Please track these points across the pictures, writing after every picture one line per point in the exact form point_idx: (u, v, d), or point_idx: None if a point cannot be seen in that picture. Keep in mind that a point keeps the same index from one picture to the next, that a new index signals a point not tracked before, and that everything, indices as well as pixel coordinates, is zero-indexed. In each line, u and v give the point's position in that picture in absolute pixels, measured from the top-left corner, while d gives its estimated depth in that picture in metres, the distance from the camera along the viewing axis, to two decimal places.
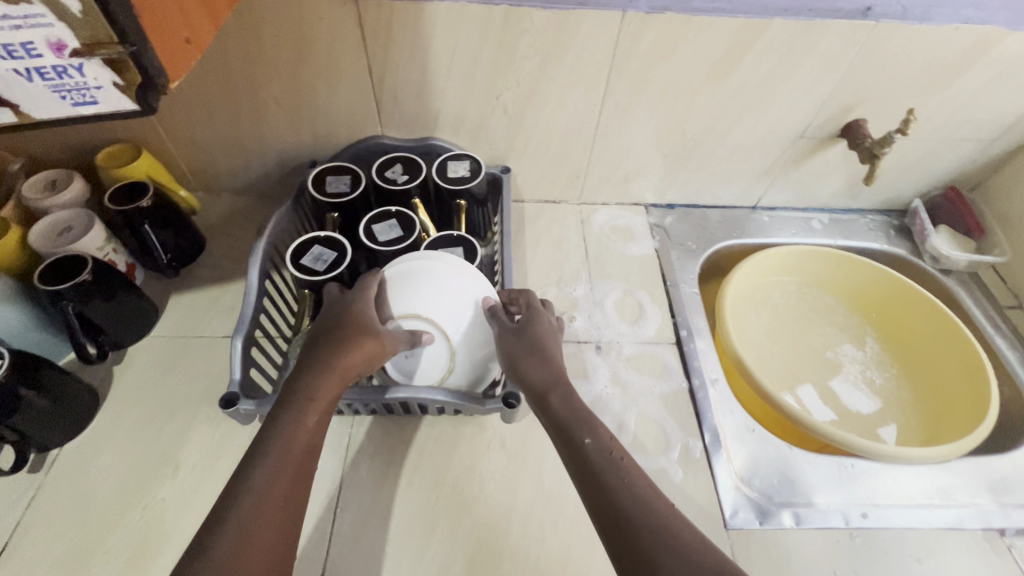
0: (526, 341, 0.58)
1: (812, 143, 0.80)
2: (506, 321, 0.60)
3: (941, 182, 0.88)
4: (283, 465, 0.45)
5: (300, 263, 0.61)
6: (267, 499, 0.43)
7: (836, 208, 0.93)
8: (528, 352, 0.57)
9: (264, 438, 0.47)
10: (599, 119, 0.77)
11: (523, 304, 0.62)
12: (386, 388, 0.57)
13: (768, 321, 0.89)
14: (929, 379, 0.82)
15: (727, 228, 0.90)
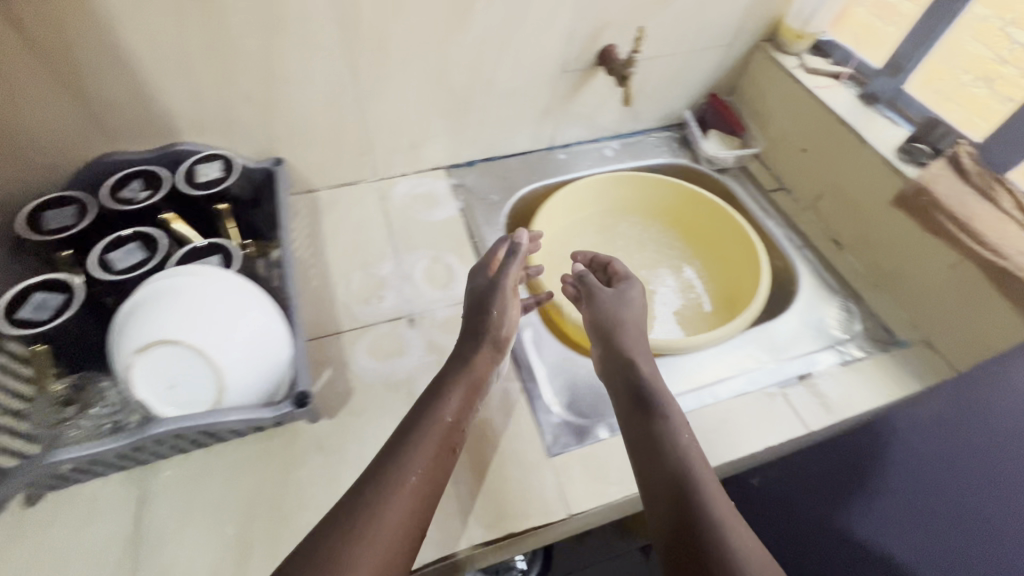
0: (627, 304, 0.68)
1: (576, 75, 0.84)
2: (598, 286, 0.71)
3: (702, 92, 0.97)
4: (427, 460, 0.48)
5: (16, 319, 0.52)
6: (397, 497, 0.46)
7: (624, 132, 0.98)
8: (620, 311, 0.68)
9: (412, 429, 0.51)
10: (359, 89, 0.73)
11: (619, 274, 0.73)
12: (147, 424, 0.51)
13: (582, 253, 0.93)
14: (722, 268, 0.91)
15: (527, 173, 0.92)
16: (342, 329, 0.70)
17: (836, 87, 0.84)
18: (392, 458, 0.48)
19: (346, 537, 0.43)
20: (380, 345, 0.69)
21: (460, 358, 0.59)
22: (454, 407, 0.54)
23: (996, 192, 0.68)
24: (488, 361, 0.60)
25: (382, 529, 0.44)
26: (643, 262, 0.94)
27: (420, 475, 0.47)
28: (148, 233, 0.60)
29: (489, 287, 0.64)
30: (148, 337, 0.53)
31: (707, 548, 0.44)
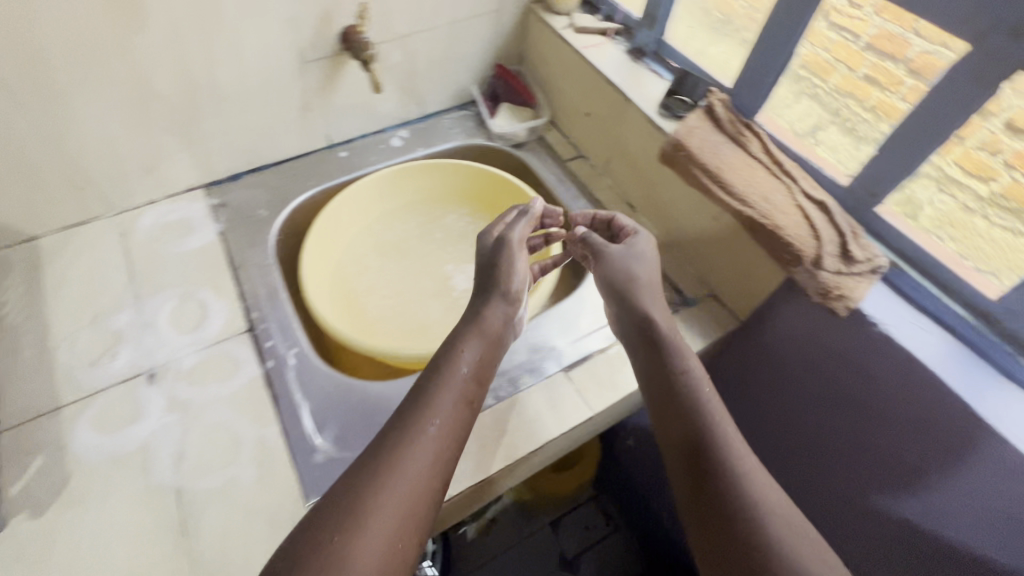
0: (646, 259, 0.63)
1: (323, 64, 0.74)
2: (603, 244, 0.65)
3: (486, 63, 0.91)
4: (426, 458, 0.44)
5: None
6: (401, 495, 0.42)
7: (413, 119, 0.91)
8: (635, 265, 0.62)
9: (413, 414, 0.47)
10: (31, 113, 0.61)
11: (624, 229, 0.68)
12: None
13: (378, 256, 0.84)
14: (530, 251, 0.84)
15: (303, 179, 0.83)
16: (61, 403, 0.59)
17: (604, 45, 0.81)
18: (384, 435, 0.46)
19: (342, 514, 0.40)
20: (110, 414, 0.59)
21: (477, 315, 0.57)
22: (473, 355, 0.53)
23: (745, 137, 0.67)
24: (502, 313, 0.58)
25: (388, 506, 0.41)
26: (447, 255, 0.85)
27: (433, 433, 0.46)
28: None
29: (496, 247, 0.62)
30: None
31: (716, 468, 0.46)
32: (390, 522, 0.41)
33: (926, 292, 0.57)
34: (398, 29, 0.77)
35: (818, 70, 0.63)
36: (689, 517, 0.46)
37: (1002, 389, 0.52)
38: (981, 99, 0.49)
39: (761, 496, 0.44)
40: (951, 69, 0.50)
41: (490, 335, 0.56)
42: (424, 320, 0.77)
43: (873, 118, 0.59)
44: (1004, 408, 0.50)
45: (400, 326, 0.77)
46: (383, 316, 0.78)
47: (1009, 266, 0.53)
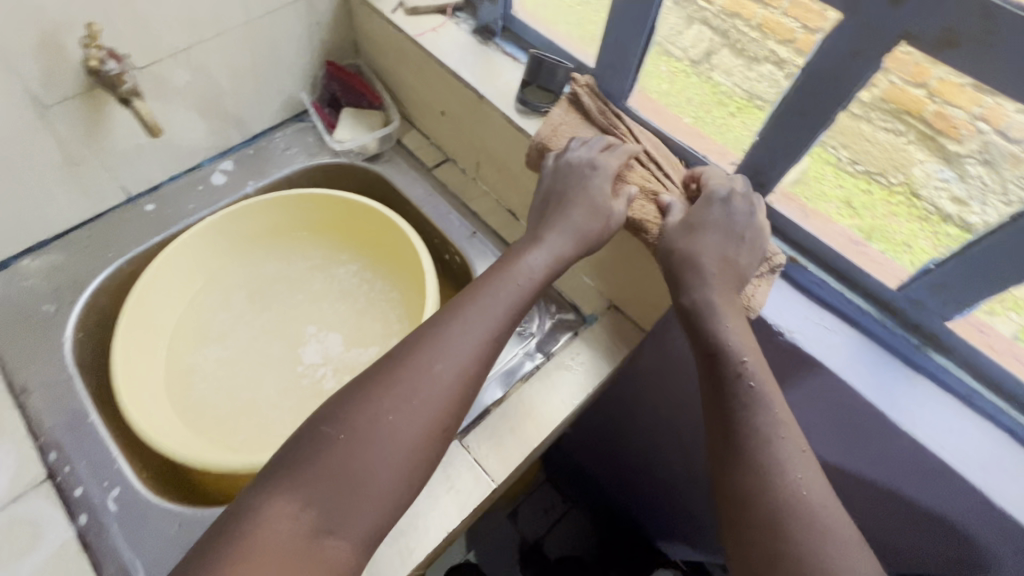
0: (719, 236, 0.49)
1: (75, 106, 0.56)
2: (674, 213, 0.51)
3: (314, 63, 0.74)
4: (460, 377, 0.44)
5: None
6: (433, 412, 0.42)
7: (236, 145, 0.74)
8: (715, 231, 0.49)
9: (461, 316, 0.46)
10: None
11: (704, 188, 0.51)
12: None
13: (218, 322, 0.68)
14: (405, 283, 0.71)
15: (100, 250, 0.65)
16: None
17: (444, 27, 0.67)
18: (438, 335, 0.45)
19: (379, 395, 0.42)
20: None
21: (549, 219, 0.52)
22: (544, 261, 0.50)
23: (618, 130, 0.57)
24: (562, 229, 0.51)
25: (415, 412, 0.42)
26: (306, 303, 0.70)
27: (472, 343, 0.45)
28: None
29: (575, 164, 0.53)
30: None
31: (717, 340, 0.47)
32: (416, 423, 0.41)
33: (830, 289, 0.52)
34: (169, 42, 0.59)
35: (688, 45, 0.55)
36: (716, 501, 0.44)
37: (913, 386, 0.48)
38: (861, 76, 0.41)
39: (776, 459, 0.42)
40: (825, 41, 0.42)
41: (553, 235, 0.51)
42: (292, 392, 0.64)
43: (760, 36, 0.49)
44: (915, 406, 0.48)
45: (261, 408, 0.63)
46: (236, 400, 0.63)
47: (894, 169, 0.47)
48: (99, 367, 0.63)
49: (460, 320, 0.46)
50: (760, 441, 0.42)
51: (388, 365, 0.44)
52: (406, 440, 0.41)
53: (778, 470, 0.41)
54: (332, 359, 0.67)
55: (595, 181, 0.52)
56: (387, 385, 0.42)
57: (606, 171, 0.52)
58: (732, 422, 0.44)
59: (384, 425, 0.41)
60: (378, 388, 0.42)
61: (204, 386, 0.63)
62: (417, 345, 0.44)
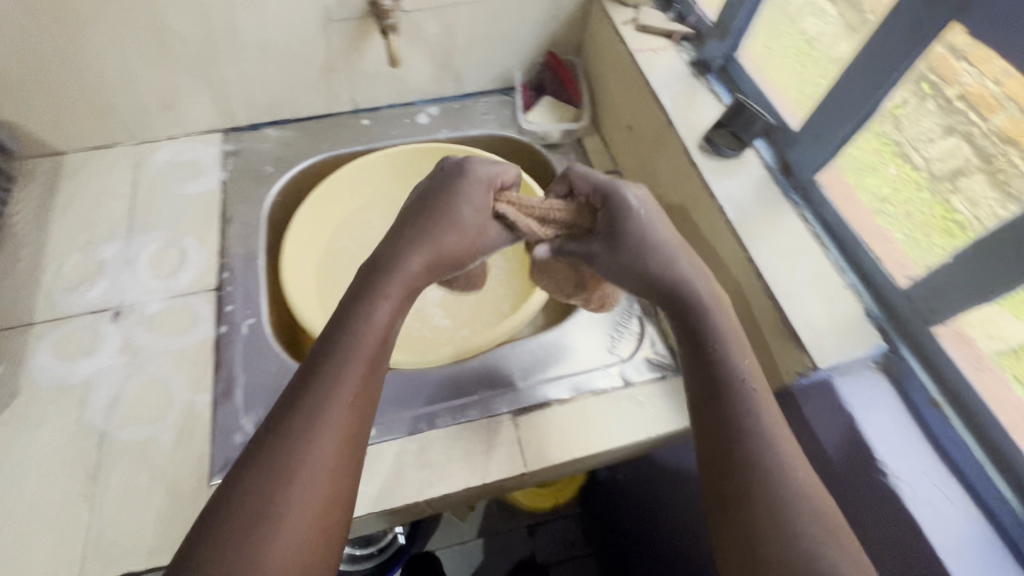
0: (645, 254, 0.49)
1: (348, 26, 0.69)
2: (574, 250, 0.51)
3: (539, 48, 0.82)
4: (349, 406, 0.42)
5: None
6: (326, 449, 0.40)
7: (448, 96, 0.84)
8: (645, 250, 0.49)
9: (323, 365, 0.43)
10: (49, 36, 0.62)
11: (590, 198, 0.51)
12: None
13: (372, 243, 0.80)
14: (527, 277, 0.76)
15: (319, 141, 0.80)
16: (33, 320, 0.62)
17: (664, 50, 0.69)
18: (294, 421, 0.40)
19: (260, 479, 0.39)
20: (70, 342, 0.61)
21: (400, 260, 0.48)
22: (405, 286, 0.47)
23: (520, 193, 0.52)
24: (426, 258, 0.48)
25: (297, 507, 0.38)
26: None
27: (351, 385, 0.43)
28: None
29: (431, 199, 0.50)
30: None
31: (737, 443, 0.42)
32: (322, 463, 0.40)
33: (968, 457, 0.44)
34: None
35: (933, 157, 0.46)
36: None
37: None
38: None
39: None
40: None
41: (411, 268, 0.48)
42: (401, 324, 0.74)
43: None
44: None
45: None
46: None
47: None
48: (281, 228, 0.78)
49: (313, 395, 0.41)
50: (752, 469, 0.41)
51: (246, 473, 0.39)
52: (314, 500, 0.39)
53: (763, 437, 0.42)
54: None
55: (474, 208, 0.50)
56: (270, 467, 0.39)
57: (481, 195, 0.50)
58: (716, 379, 0.45)
59: (274, 535, 0.37)
60: (246, 501, 0.38)
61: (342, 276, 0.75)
62: (270, 441, 0.40)
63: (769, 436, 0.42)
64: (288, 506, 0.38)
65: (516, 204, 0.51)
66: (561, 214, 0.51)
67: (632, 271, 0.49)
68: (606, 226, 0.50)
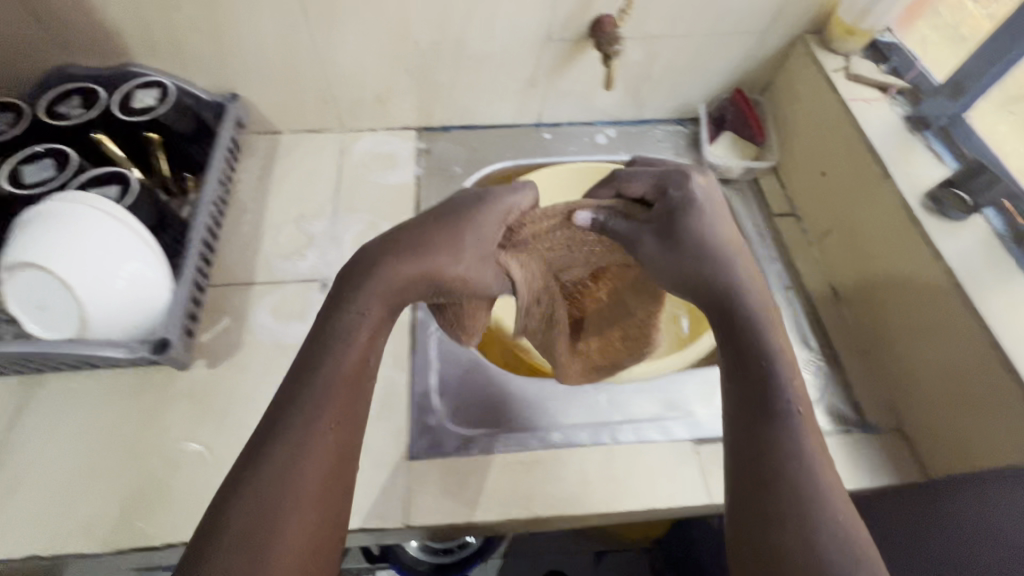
0: (692, 242, 0.51)
1: (564, 46, 0.73)
2: (621, 228, 0.54)
3: (727, 84, 0.83)
4: (311, 419, 0.44)
5: None
6: (286, 460, 0.42)
7: (626, 120, 0.87)
8: (699, 237, 0.51)
9: (285, 397, 0.45)
10: (309, 31, 0.68)
11: (648, 194, 0.54)
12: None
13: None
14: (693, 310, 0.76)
15: (504, 148, 0.84)
16: (254, 281, 0.69)
17: (878, 102, 0.68)
18: (293, 428, 0.43)
19: (262, 490, 0.41)
20: (285, 305, 0.67)
21: (386, 271, 0.49)
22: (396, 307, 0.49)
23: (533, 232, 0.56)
24: (380, 294, 0.48)
25: (296, 511, 0.40)
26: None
27: (297, 412, 0.44)
28: (63, 150, 0.60)
29: (431, 222, 0.51)
30: (28, 257, 0.52)
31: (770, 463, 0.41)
32: (287, 478, 0.41)
33: None
34: (650, 29, 0.72)
35: None
36: None
37: None
38: None
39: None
40: None
41: (398, 286, 0.49)
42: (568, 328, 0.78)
43: None
44: None
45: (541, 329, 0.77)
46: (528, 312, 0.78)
47: None
48: None
49: (307, 408, 0.44)
50: (779, 490, 0.40)
51: (241, 479, 0.41)
52: (291, 507, 0.40)
53: (790, 431, 0.42)
54: None
55: (487, 232, 0.51)
56: (241, 484, 0.41)
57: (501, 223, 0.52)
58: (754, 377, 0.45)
59: (284, 532, 0.40)
60: (236, 508, 0.40)
61: None
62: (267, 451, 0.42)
63: (795, 434, 0.42)
64: (262, 515, 0.40)
65: (548, 217, 0.56)
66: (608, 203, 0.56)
67: (671, 264, 0.51)
68: (661, 214, 0.52)
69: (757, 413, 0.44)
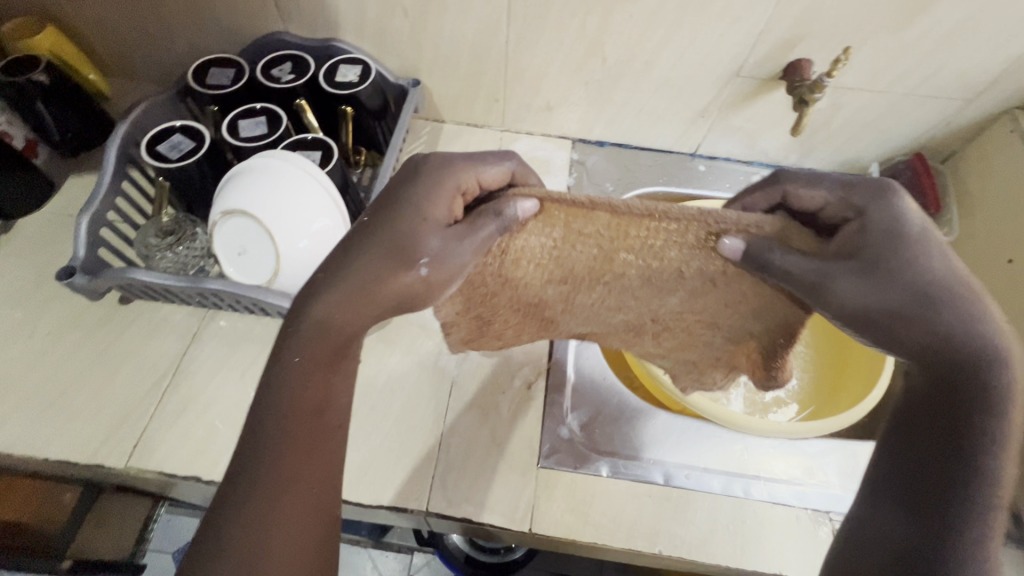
0: (898, 282, 0.41)
1: (750, 84, 0.72)
2: (797, 264, 0.41)
3: (907, 147, 0.78)
4: (274, 450, 0.40)
5: (204, 81, 0.67)
6: (258, 492, 0.39)
7: (786, 165, 0.85)
8: (897, 266, 0.41)
9: (249, 428, 0.42)
10: (507, 32, 0.70)
11: (831, 207, 0.46)
12: (202, 278, 0.58)
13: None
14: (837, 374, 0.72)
15: (656, 173, 0.83)
16: None
17: None
18: (252, 487, 0.39)
19: (237, 530, 0.38)
20: None
21: (320, 313, 0.44)
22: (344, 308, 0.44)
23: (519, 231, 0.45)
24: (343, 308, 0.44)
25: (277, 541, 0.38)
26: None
27: (260, 444, 0.41)
28: (275, 111, 0.65)
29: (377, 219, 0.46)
30: (241, 204, 0.57)
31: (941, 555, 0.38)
32: (258, 513, 0.38)
33: None
34: (846, 80, 0.70)
35: None
36: None
37: None
38: None
39: None
40: None
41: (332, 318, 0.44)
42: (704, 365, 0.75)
43: None
44: None
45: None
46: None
47: None
48: None
49: (265, 444, 0.40)
50: None
51: (212, 529, 0.38)
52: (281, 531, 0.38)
53: (973, 522, 0.38)
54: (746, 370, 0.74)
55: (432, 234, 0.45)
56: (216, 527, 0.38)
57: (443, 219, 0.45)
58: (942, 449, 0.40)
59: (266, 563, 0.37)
60: (214, 569, 0.37)
61: None
62: (224, 517, 0.38)
63: (983, 523, 0.38)
64: (245, 544, 0.37)
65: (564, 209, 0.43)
66: (770, 230, 0.43)
67: (850, 301, 0.42)
68: (851, 241, 0.43)
69: (922, 499, 0.40)
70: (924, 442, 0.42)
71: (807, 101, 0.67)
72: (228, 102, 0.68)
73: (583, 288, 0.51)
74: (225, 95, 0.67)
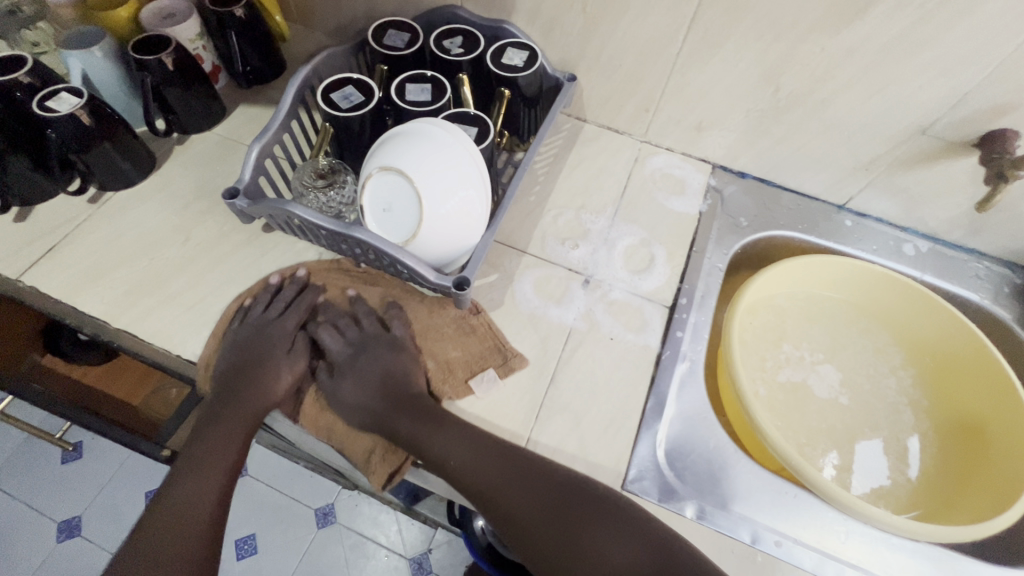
0: (446, 338, 0.63)
1: (937, 145, 0.66)
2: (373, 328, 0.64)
3: None
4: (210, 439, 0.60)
5: (381, 41, 0.70)
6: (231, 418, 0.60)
7: (947, 240, 0.77)
8: (436, 327, 0.64)
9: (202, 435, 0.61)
10: (681, 44, 0.68)
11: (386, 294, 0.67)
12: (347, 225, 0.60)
13: (799, 316, 0.79)
14: (955, 492, 0.66)
15: (797, 218, 0.78)
16: (527, 251, 0.72)
17: None
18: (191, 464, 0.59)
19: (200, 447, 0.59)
20: (547, 284, 0.69)
21: (266, 351, 0.62)
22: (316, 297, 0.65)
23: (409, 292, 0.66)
24: (281, 355, 0.62)
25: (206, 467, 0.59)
26: (868, 392, 0.74)
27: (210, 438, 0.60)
28: (441, 82, 0.67)
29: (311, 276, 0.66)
30: (400, 163, 0.58)
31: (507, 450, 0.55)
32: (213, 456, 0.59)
33: None
34: None
35: None
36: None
37: None
38: None
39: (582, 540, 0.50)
40: None
41: (270, 359, 0.62)
42: (794, 399, 0.73)
43: None
44: None
45: (766, 383, 0.74)
46: (770, 360, 0.76)
47: None
48: (732, 269, 0.79)
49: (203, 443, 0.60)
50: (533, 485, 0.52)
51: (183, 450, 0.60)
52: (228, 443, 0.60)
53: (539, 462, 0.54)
54: (860, 439, 0.71)
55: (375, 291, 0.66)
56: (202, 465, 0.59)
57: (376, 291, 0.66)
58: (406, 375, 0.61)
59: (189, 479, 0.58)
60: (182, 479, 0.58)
61: (766, 329, 0.77)
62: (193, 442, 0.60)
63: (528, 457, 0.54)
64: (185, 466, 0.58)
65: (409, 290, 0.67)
66: (361, 327, 0.64)
67: (395, 366, 0.61)
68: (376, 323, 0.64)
69: (406, 400, 0.59)
70: (408, 381, 0.61)
71: (1007, 176, 0.60)
72: (397, 65, 0.70)
73: (396, 304, 0.65)
74: (396, 58, 0.70)
